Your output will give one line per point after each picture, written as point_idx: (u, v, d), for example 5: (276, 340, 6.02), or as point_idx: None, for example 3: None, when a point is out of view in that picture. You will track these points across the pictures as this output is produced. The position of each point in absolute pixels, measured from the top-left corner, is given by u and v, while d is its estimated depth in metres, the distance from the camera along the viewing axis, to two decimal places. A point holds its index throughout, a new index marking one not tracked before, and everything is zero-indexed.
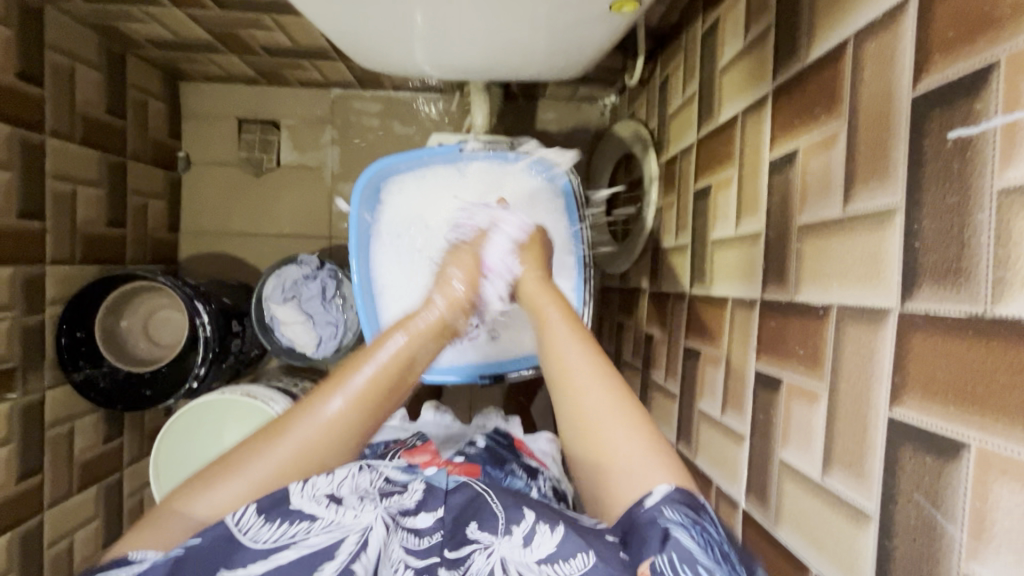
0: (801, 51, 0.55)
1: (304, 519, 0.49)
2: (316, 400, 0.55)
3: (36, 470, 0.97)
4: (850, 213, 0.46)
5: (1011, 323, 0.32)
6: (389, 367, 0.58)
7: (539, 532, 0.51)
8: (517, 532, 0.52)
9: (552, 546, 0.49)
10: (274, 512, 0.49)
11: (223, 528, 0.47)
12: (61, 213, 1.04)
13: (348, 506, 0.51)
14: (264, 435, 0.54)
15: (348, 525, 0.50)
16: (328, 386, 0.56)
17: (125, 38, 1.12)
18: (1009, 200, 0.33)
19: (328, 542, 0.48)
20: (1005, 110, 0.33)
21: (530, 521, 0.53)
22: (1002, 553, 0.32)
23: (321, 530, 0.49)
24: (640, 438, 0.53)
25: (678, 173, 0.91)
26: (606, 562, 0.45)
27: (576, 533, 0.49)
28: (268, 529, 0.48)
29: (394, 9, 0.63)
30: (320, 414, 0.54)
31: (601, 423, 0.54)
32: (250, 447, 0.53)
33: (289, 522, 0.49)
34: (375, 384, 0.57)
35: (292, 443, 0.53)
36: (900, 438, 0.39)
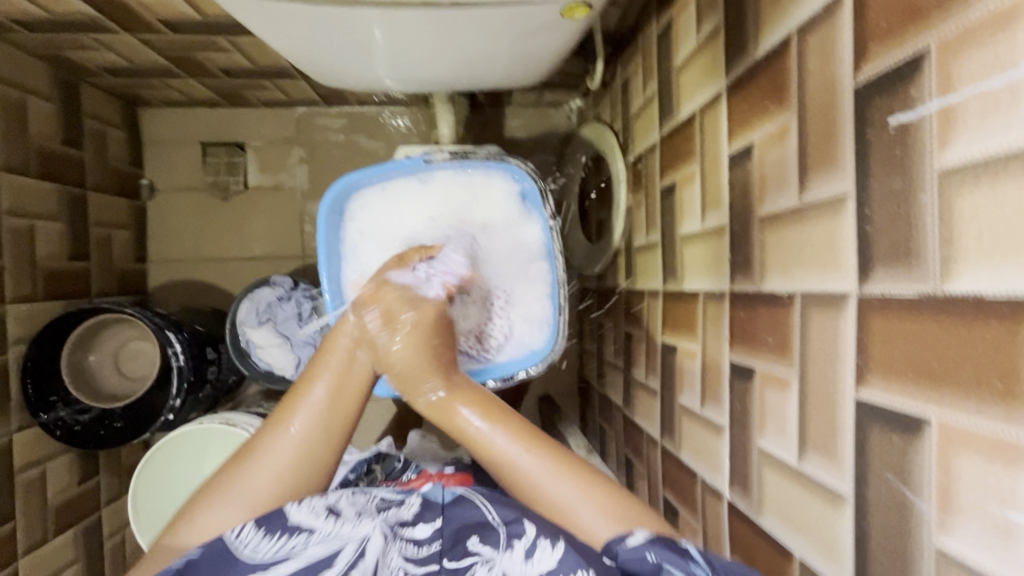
0: (749, 48, 0.57)
1: (304, 532, 0.51)
2: (281, 419, 0.58)
3: (7, 517, 0.93)
4: (806, 202, 0.47)
5: (959, 298, 0.33)
6: (338, 376, 0.61)
7: (540, 547, 0.50)
8: (518, 547, 0.51)
9: (552, 562, 0.48)
10: (274, 529, 0.50)
11: (222, 544, 0.49)
12: (20, 250, 1.01)
13: (346, 519, 0.53)
14: (232, 464, 0.56)
15: (347, 535, 0.51)
16: (288, 406, 0.59)
17: (77, 66, 1.09)
18: (949, 180, 0.34)
19: (326, 552, 0.49)
20: (938, 94, 0.34)
21: (531, 536, 0.52)
22: (968, 523, 0.33)
23: (319, 541, 0.50)
24: (571, 483, 0.54)
25: (644, 173, 0.92)
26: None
27: (576, 550, 0.49)
28: (268, 543, 0.49)
29: (349, 23, 0.62)
30: (284, 434, 0.57)
31: (541, 482, 0.54)
32: (228, 472, 0.55)
33: (288, 536, 0.50)
34: (331, 391, 0.60)
35: (264, 466, 0.55)
36: (868, 419, 0.40)
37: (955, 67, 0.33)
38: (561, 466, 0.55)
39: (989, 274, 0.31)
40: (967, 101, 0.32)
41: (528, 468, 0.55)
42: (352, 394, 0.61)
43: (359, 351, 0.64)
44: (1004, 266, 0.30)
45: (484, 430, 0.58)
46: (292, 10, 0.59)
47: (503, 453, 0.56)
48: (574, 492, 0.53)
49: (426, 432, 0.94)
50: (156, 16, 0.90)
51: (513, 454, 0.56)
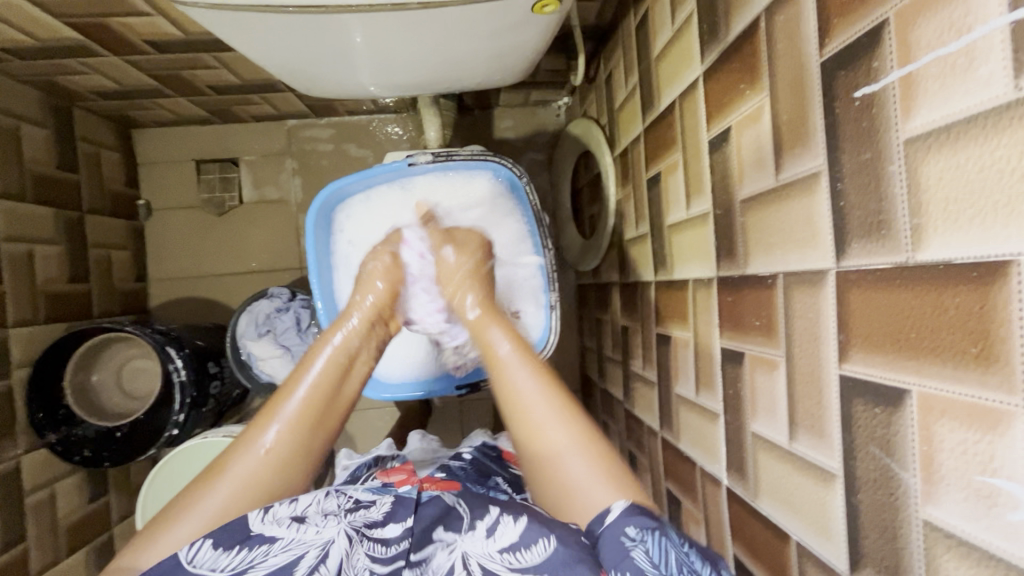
0: (721, 32, 0.57)
1: (264, 543, 0.49)
2: (253, 432, 0.57)
3: (17, 539, 0.95)
4: (783, 180, 0.47)
5: (930, 266, 0.33)
6: (318, 386, 0.60)
7: (502, 522, 0.52)
8: (480, 526, 0.53)
9: (514, 535, 0.50)
10: (233, 543, 0.49)
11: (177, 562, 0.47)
12: (19, 274, 1.02)
13: (310, 523, 0.51)
14: (201, 480, 0.54)
15: (310, 541, 0.49)
16: (265, 414, 0.58)
17: (68, 91, 1.11)
18: (914, 149, 0.33)
19: (286, 560, 0.48)
20: (898, 65, 0.34)
21: (494, 513, 0.53)
22: (952, 492, 0.32)
23: (281, 550, 0.49)
24: (572, 427, 0.56)
25: (631, 164, 0.92)
26: (567, 544, 0.47)
27: (537, 521, 0.50)
28: (225, 557, 0.48)
29: (324, 31, 0.63)
30: (255, 450, 0.56)
31: (544, 427, 0.56)
32: (195, 488, 0.54)
33: (246, 548, 0.49)
34: (312, 399, 0.59)
35: (235, 481, 0.54)
36: (852, 394, 0.39)
37: (914, 35, 0.33)
38: (553, 393, 0.58)
39: (957, 240, 0.31)
40: (925, 69, 0.32)
41: (526, 394, 0.58)
42: (338, 396, 0.62)
43: (338, 361, 0.63)
44: (972, 231, 0.30)
45: (513, 387, 0.59)
46: (265, 20, 0.60)
47: (515, 393, 0.59)
48: (567, 437, 0.55)
49: (426, 434, 0.93)
50: (141, 37, 0.92)
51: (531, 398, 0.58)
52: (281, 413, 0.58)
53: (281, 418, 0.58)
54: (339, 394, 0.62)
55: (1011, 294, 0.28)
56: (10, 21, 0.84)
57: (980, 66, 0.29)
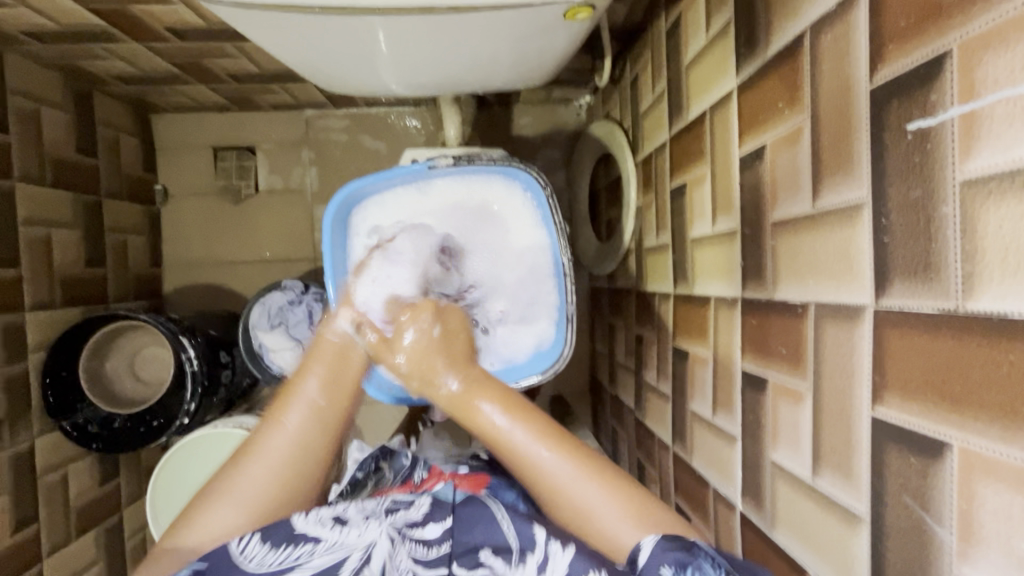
0: (759, 46, 0.55)
1: (309, 542, 0.51)
2: (276, 420, 0.59)
3: (30, 520, 0.96)
4: (820, 208, 0.45)
5: (984, 316, 0.31)
6: (329, 374, 0.63)
7: (550, 554, 0.50)
8: (529, 561, 0.50)
9: (562, 567, 0.48)
10: (279, 540, 0.51)
11: (226, 554, 0.50)
12: (38, 257, 1.03)
13: (352, 526, 0.53)
14: (235, 459, 0.57)
15: (352, 544, 0.51)
16: (281, 403, 0.60)
17: (89, 75, 1.11)
18: (972, 191, 0.31)
19: (331, 562, 0.50)
20: (960, 101, 0.32)
21: (541, 545, 0.51)
22: (991, 555, 0.30)
23: (325, 551, 0.51)
24: (582, 474, 0.54)
25: (655, 171, 0.90)
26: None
27: (583, 553, 0.49)
28: (274, 554, 0.51)
29: (349, 30, 0.61)
30: (278, 430, 0.58)
31: (529, 448, 0.56)
32: (224, 475, 0.56)
33: (293, 545, 0.51)
34: (326, 384, 0.62)
35: (263, 467, 0.56)
36: (885, 439, 0.38)
37: (980, 71, 0.31)
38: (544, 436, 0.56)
39: (1015, 294, 0.29)
40: (991, 109, 0.30)
41: (540, 463, 0.55)
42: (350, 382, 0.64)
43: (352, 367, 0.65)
44: None
45: (507, 441, 0.56)
46: (290, 18, 0.59)
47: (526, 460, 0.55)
48: (556, 457, 0.54)
49: (440, 430, 0.91)
50: (163, 25, 0.91)
51: (540, 458, 0.55)
52: (296, 406, 0.60)
53: (296, 409, 0.60)
54: (353, 381, 0.64)
55: None
56: (33, 6, 0.84)
57: None
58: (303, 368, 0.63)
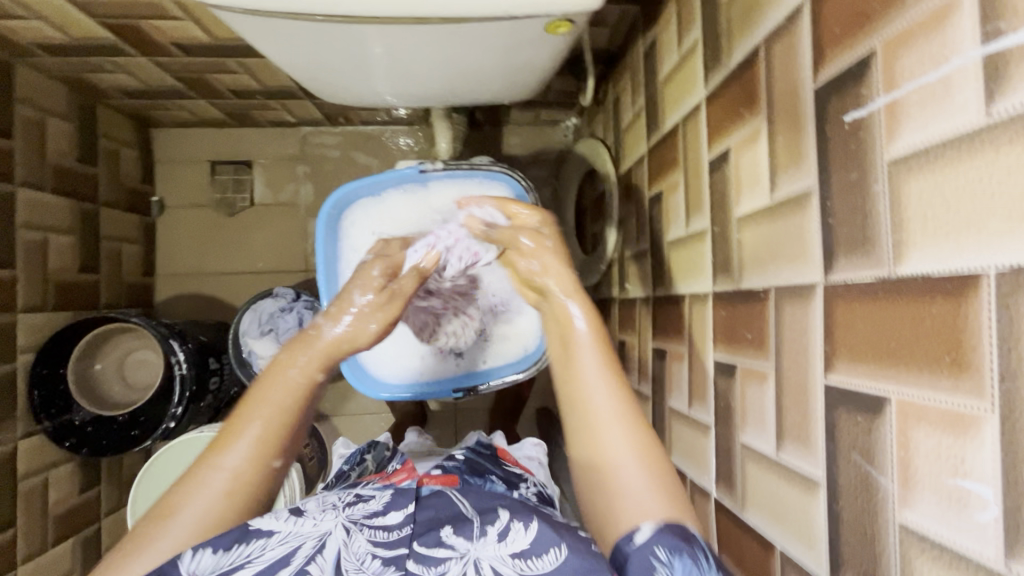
0: (723, 60, 0.60)
1: (260, 537, 0.48)
2: (207, 465, 0.53)
3: (8, 525, 0.95)
4: (777, 199, 0.49)
5: (910, 277, 0.34)
6: (277, 409, 0.57)
7: (513, 528, 0.50)
8: (492, 532, 0.50)
9: (525, 543, 0.48)
10: (228, 542, 0.47)
11: (174, 568, 0.44)
12: (33, 261, 1.05)
13: (307, 517, 0.51)
14: (162, 508, 0.51)
15: (306, 533, 0.49)
16: (215, 448, 0.55)
17: (94, 88, 1.15)
18: (897, 168, 0.36)
19: (284, 552, 0.47)
20: (885, 91, 0.37)
21: (504, 520, 0.51)
22: (926, 496, 0.33)
23: (279, 544, 0.48)
24: (620, 421, 0.55)
25: (635, 182, 0.94)
26: (578, 553, 0.46)
27: (547, 526, 0.50)
28: (223, 558, 0.46)
29: (347, 40, 0.66)
30: (210, 480, 0.53)
31: (605, 425, 0.56)
32: (143, 531, 0.50)
33: (244, 544, 0.47)
34: (270, 426, 0.56)
35: (189, 520, 0.50)
36: (836, 403, 0.41)
37: (898, 65, 0.35)
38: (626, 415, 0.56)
39: (935, 254, 0.33)
40: (908, 96, 0.35)
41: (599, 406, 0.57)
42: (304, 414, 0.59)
43: (298, 387, 0.59)
44: (947, 245, 0.32)
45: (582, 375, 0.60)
46: (292, 27, 0.63)
47: (586, 391, 0.58)
48: (606, 403, 0.57)
49: (422, 431, 0.94)
50: (171, 40, 0.96)
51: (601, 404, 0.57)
52: (235, 445, 0.54)
53: (235, 449, 0.54)
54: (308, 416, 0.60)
55: (981, 306, 0.30)
56: (47, 18, 0.88)
57: (956, 94, 0.31)
58: (247, 410, 0.57)
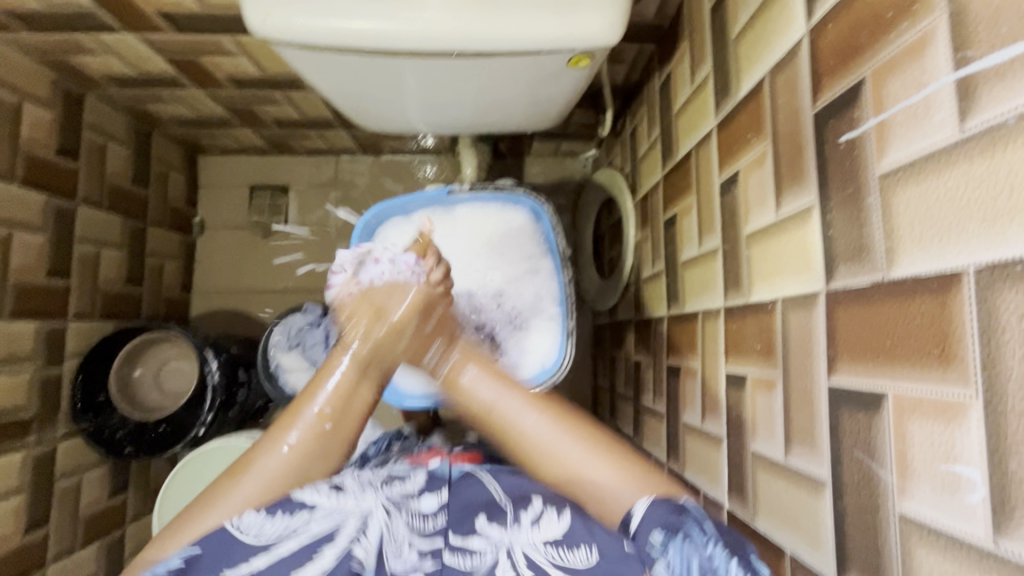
0: (733, 90, 0.64)
1: (305, 509, 0.53)
2: (273, 436, 0.59)
3: (42, 522, 0.99)
4: (782, 215, 0.53)
5: (901, 279, 0.37)
6: (318, 423, 0.60)
7: (546, 515, 0.54)
8: (525, 518, 0.55)
9: (558, 530, 0.53)
10: (281, 509, 0.54)
11: (227, 531, 0.52)
12: (85, 272, 1.13)
13: (350, 494, 0.56)
14: (239, 465, 0.58)
15: (349, 510, 0.54)
16: (282, 423, 0.60)
17: (152, 117, 1.26)
18: (888, 181, 0.39)
19: (329, 528, 0.52)
20: (874, 114, 0.41)
21: (538, 507, 0.56)
22: (922, 485, 0.35)
23: (322, 518, 0.53)
24: (602, 460, 0.56)
25: (651, 208, 0.98)
26: (607, 545, 0.50)
27: (580, 517, 0.53)
28: (272, 526, 0.52)
29: (386, 72, 0.73)
30: (245, 486, 0.56)
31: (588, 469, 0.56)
32: (226, 482, 0.57)
33: (290, 515, 0.53)
34: (328, 407, 0.61)
35: (254, 483, 0.56)
36: (839, 403, 0.43)
37: (885, 90, 0.39)
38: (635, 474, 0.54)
39: (921, 257, 0.36)
40: (894, 117, 0.38)
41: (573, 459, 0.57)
42: (359, 397, 0.64)
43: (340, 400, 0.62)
44: (932, 248, 0.35)
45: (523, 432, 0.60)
46: (339, 61, 0.70)
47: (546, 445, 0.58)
48: (581, 453, 0.57)
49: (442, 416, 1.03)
50: (225, 74, 1.05)
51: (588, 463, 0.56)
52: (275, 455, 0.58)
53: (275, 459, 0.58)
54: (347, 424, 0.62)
55: (963, 301, 0.32)
56: (119, 54, 0.98)
57: (934, 114, 0.35)
58: (285, 423, 0.60)
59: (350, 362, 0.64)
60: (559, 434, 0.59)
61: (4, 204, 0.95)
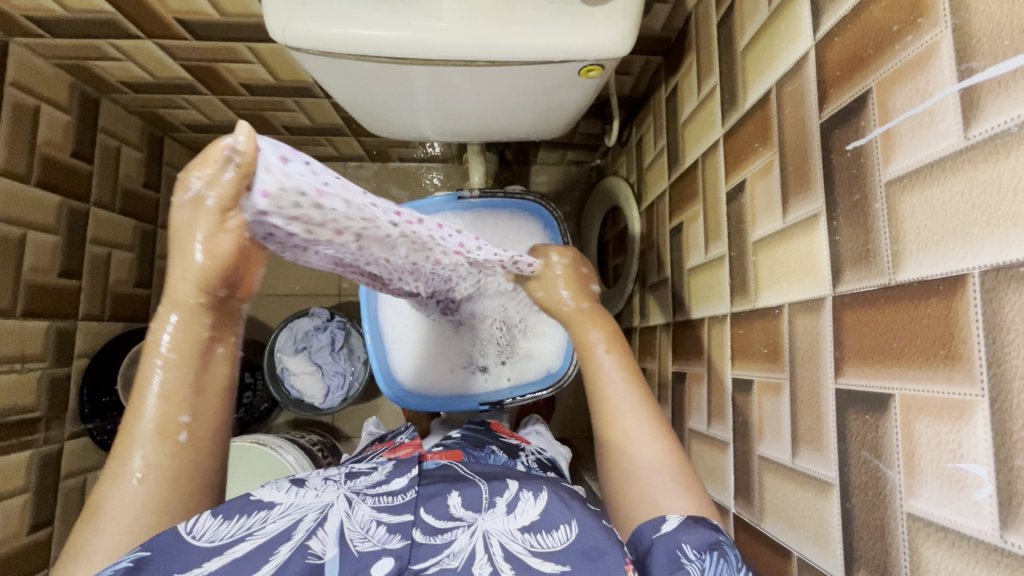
0: (740, 101, 0.66)
1: (262, 510, 0.48)
2: (119, 461, 0.46)
3: (46, 522, 0.99)
4: (788, 222, 0.54)
5: (908, 281, 0.38)
6: (167, 398, 0.47)
7: (522, 499, 0.51)
8: (500, 504, 0.51)
9: (535, 515, 0.49)
10: (233, 512, 0.47)
11: (175, 534, 0.44)
12: (96, 274, 1.14)
13: (309, 489, 0.53)
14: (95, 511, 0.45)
15: (308, 505, 0.49)
16: (124, 442, 0.47)
17: (165, 123, 1.28)
18: (894, 187, 0.40)
19: (285, 526, 0.47)
20: (879, 123, 0.42)
21: (513, 490, 0.52)
22: (929, 483, 0.36)
23: (279, 517, 0.48)
24: (651, 437, 0.56)
25: (656, 217, 1.00)
26: (589, 530, 0.47)
27: (557, 497, 0.51)
28: (225, 527, 0.45)
29: (401, 78, 0.74)
30: (114, 514, 0.44)
31: (632, 442, 0.56)
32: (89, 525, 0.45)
33: (246, 516, 0.47)
34: (168, 399, 0.47)
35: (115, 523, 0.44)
36: (846, 404, 0.44)
37: (891, 100, 0.41)
38: (671, 465, 0.54)
39: (926, 261, 0.37)
40: (900, 125, 0.40)
41: (629, 427, 0.56)
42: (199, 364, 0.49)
43: (185, 360, 0.48)
44: (940, 251, 0.36)
45: (603, 385, 0.59)
46: (356, 68, 0.72)
47: (616, 408, 0.58)
48: (637, 423, 0.56)
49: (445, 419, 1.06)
50: (239, 80, 1.07)
51: (637, 438, 0.56)
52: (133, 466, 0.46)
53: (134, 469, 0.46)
54: (213, 384, 0.50)
55: (969, 302, 0.34)
56: (137, 60, 1.01)
57: (940, 123, 0.36)
58: (131, 423, 0.47)
59: (172, 336, 0.48)
60: (635, 404, 0.57)
61: (19, 204, 0.96)
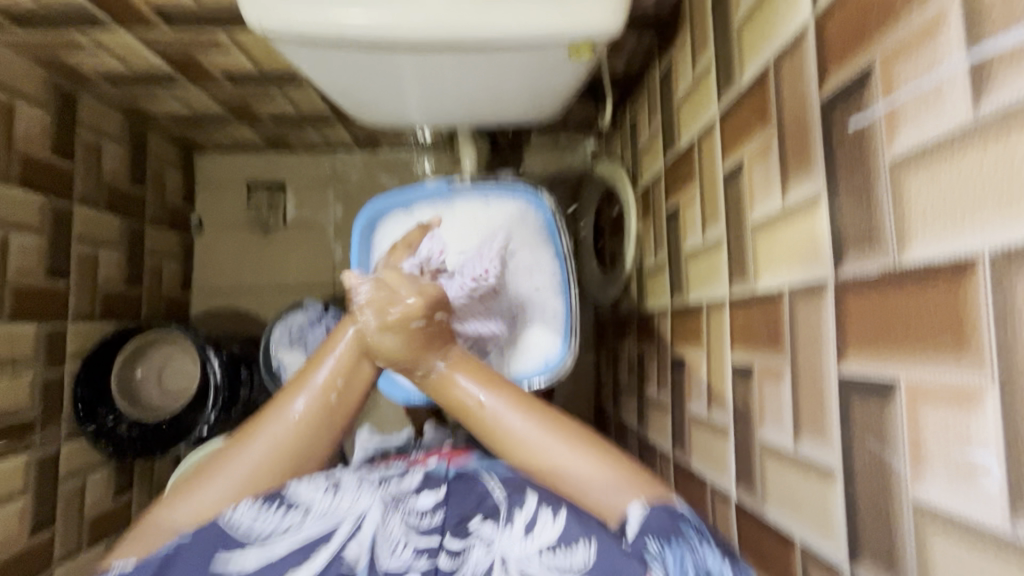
0: (737, 78, 0.64)
1: (298, 511, 0.55)
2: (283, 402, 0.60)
3: (47, 524, 0.99)
4: (788, 203, 0.52)
5: (914, 264, 0.37)
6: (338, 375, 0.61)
7: (539, 517, 0.54)
8: (518, 522, 0.55)
9: (553, 531, 0.52)
10: (270, 504, 0.55)
11: (218, 526, 0.52)
12: (84, 273, 1.12)
13: (345, 493, 0.58)
14: (233, 443, 0.59)
15: (344, 512, 0.55)
16: (290, 388, 0.60)
17: (147, 115, 1.24)
18: (899, 167, 0.39)
19: (322, 529, 0.53)
20: (884, 98, 0.40)
21: (532, 507, 0.56)
22: (936, 472, 0.35)
23: (317, 519, 0.54)
24: None
25: (652, 199, 0.98)
26: (601, 540, 0.49)
27: (573, 514, 0.53)
28: (262, 524, 0.53)
29: (385, 64, 0.72)
30: (267, 434, 0.58)
31: None
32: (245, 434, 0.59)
33: (282, 512, 0.54)
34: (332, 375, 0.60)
35: (241, 468, 0.57)
36: (850, 389, 0.43)
37: (895, 75, 0.39)
38: None
39: (935, 242, 0.35)
40: (905, 102, 0.38)
41: None
42: (358, 379, 0.62)
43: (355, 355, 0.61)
44: (947, 232, 0.35)
45: None
46: (337, 54, 0.69)
47: None
48: None
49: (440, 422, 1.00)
50: (221, 69, 1.04)
51: None
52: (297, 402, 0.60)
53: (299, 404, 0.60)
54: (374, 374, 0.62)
55: (978, 286, 0.32)
56: (113, 51, 0.97)
57: (947, 97, 0.34)
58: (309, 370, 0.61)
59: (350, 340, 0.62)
60: None
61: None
